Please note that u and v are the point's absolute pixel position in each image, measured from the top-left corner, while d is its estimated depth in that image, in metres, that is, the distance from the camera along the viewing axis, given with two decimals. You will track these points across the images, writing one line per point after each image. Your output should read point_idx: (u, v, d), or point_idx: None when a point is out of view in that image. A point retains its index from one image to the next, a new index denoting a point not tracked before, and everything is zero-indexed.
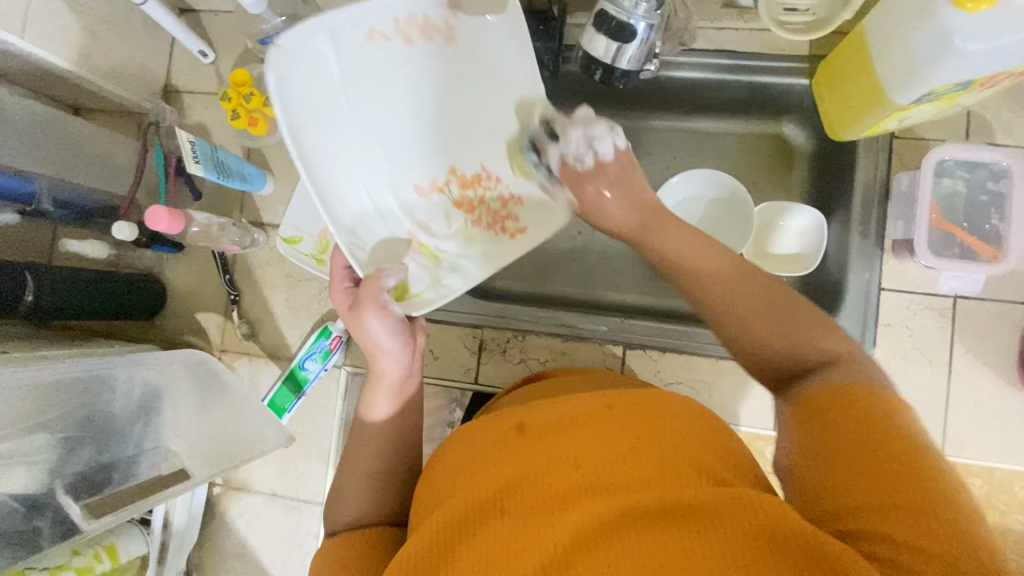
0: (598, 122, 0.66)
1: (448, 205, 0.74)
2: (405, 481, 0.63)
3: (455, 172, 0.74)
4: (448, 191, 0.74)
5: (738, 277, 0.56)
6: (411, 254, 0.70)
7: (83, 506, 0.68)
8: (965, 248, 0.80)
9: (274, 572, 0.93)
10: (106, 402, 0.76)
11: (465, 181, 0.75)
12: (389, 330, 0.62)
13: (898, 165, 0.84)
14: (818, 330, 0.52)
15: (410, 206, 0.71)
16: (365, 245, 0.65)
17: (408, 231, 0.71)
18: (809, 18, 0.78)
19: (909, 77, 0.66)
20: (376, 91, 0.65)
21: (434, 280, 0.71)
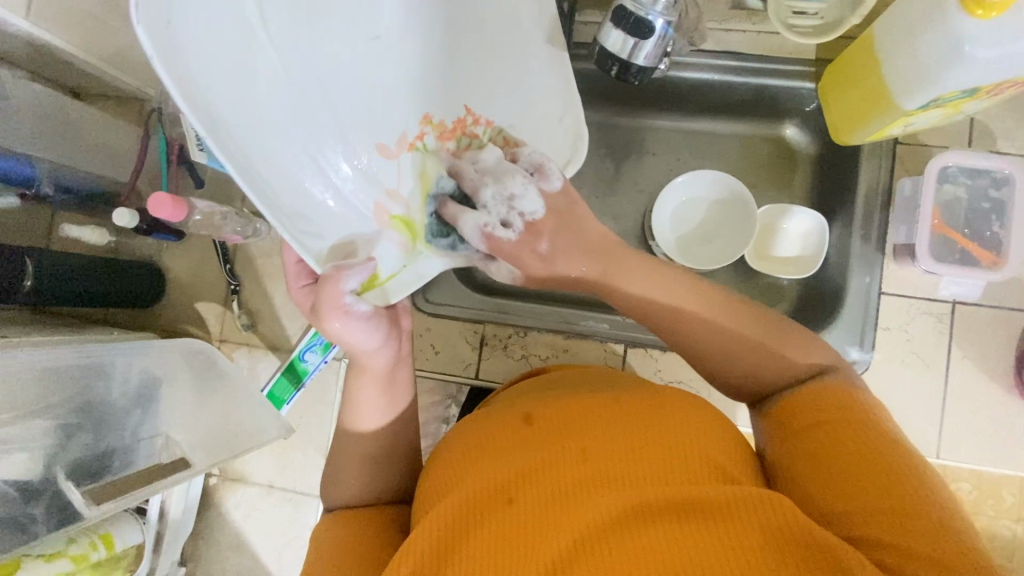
0: (511, 175, 0.66)
1: (420, 161, 0.67)
2: (405, 468, 0.64)
3: (431, 123, 0.67)
4: (422, 145, 0.67)
5: (710, 296, 0.58)
6: (382, 230, 0.64)
7: (84, 492, 0.68)
8: (966, 253, 0.81)
9: (269, 564, 0.92)
10: (104, 389, 0.76)
11: (443, 131, 0.68)
12: (359, 329, 0.58)
13: (902, 170, 0.84)
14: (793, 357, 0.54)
15: (376, 176, 0.63)
16: (324, 236, 0.59)
17: (374, 204, 0.63)
18: (818, 22, 0.79)
19: (915, 84, 0.66)
20: (309, 57, 0.56)
21: (405, 261, 0.66)
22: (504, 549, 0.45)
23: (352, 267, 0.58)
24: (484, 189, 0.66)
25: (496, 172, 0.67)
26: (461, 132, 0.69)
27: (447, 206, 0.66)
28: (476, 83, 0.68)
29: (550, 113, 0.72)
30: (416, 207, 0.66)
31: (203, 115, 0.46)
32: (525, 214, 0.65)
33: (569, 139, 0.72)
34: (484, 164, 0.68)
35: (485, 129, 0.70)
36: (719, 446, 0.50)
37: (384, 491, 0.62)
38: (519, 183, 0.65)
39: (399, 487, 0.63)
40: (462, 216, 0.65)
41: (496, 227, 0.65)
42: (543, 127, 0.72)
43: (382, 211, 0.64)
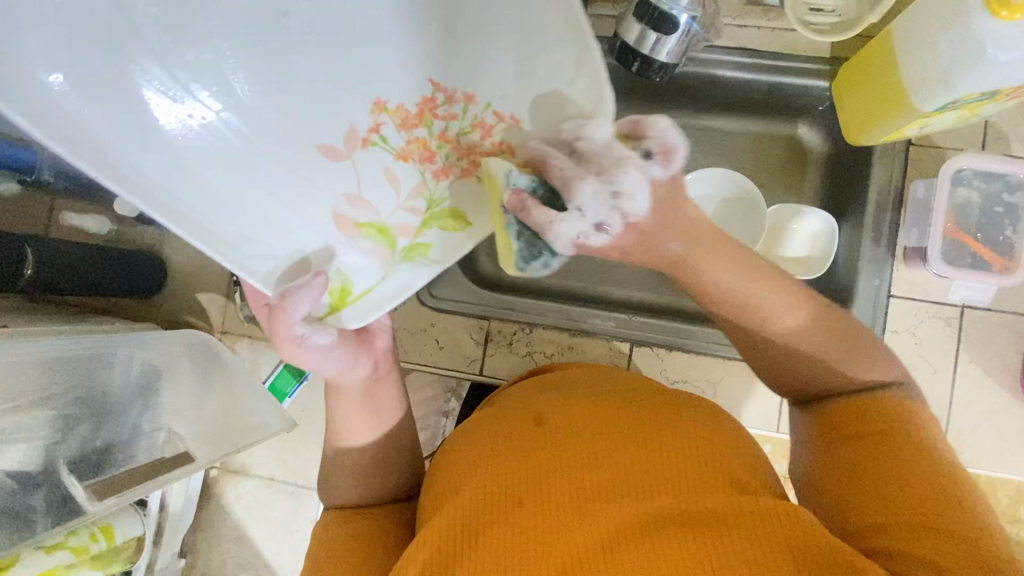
0: (624, 169, 0.52)
1: (387, 157, 0.60)
2: (410, 464, 0.64)
3: (386, 109, 0.59)
4: (382, 138, 0.60)
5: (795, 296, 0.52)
6: (348, 241, 0.59)
7: (89, 487, 0.67)
8: (977, 258, 0.80)
9: (269, 556, 0.92)
10: (104, 379, 0.75)
11: (408, 119, 0.59)
12: (317, 358, 0.56)
13: (915, 172, 0.83)
14: (820, 341, 0.51)
15: (328, 181, 0.59)
16: (275, 257, 0.55)
17: (334, 213, 0.58)
18: (836, 19, 0.77)
19: (933, 84, 0.65)
20: (230, 71, 0.53)
21: (383, 272, 0.59)
22: (514, 554, 0.45)
23: (298, 294, 0.53)
24: (585, 183, 0.53)
25: (606, 161, 0.52)
26: (428, 113, 0.59)
27: (532, 205, 0.53)
28: (456, 55, 0.56)
29: (562, 74, 0.52)
30: (390, 208, 0.60)
31: (117, 179, 0.44)
32: (630, 214, 0.54)
33: (595, 90, 0.51)
34: (589, 148, 0.52)
35: (466, 103, 0.58)
36: (732, 451, 0.49)
37: (388, 490, 0.62)
38: (633, 179, 0.53)
39: (402, 486, 0.63)
40: (555, 225, 0.53)
41: (593, 234, 0.55)
42: (562, 97, 0.53)
43: (343, 217, 0.59)
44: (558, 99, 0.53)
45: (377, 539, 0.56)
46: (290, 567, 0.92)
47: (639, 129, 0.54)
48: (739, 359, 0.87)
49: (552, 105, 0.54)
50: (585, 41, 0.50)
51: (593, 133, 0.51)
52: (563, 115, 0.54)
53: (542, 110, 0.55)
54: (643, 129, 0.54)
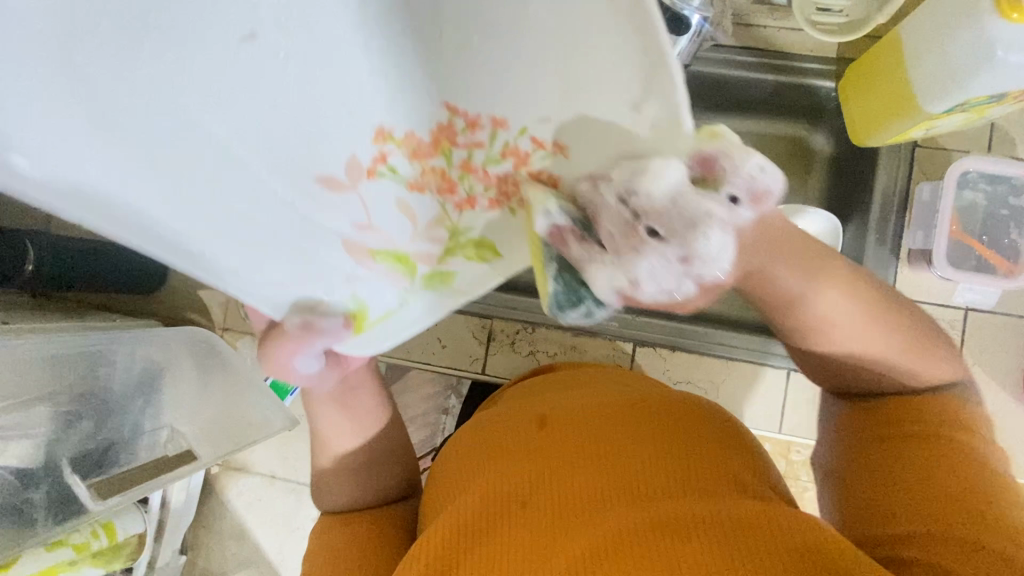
0: (702, 228, 0.40)
1: (398, 189, 0.46)
2: (404, 465, 0.65)
3: (393, 137, 0.44)
4: (389, 165, 0.45)
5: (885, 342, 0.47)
6: (367, 272, 0.47)
7: (91, 484, 0.67)
8: (981, 261, 0.80)
9: (270, 553, 0.92)
10: (106, 376, 0.75)
11: (416, 145, 0.44)
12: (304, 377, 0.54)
13: (920, 174, 0.83)
14: (879, 334, 0.46)
15: (332, 217, 0.44)
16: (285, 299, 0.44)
17: (345, 244, 0.45)
18: (843, 20, 0.77)
19: (941, 84, 0.64)
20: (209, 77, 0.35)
21: (404, 297, 0.49)
22: (514, 555, 0.44)
23: (324, 333, 0.47)
24: (644, 258, 0.41)
25: (677, 217, 0.39)
26: (446, 142, 0.44)
27: (572, 240, 0.41)
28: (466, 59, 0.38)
29: (621, 95, 0.35)
30: (408, 236, 0.47)
31: (132, 232, 0.32)
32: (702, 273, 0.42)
33: (670, 124, 0.35)
34: (649, 202, 0.38)
35: (494, 127, 0.41)
36: (738, 464, 0.49)
37: (381, 488, 0.63)
38: (714, 243, 0.40)
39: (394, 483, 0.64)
40: (596, 274, 0.42)
41: (651, 289, 0.42)
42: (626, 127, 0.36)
43: (351, 249, 0.46)
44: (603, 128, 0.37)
45: (363, 536, 0.57)
46: (291, 565, 0.91)
47: (713, 163, 0.39)
48: (742, 359, 0.87)
49: (605, 134, 0.37)
50: (660, 61, 0.32)
51: (652, 181, 0.37)
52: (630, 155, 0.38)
53: (600, 136, 0.38)
54: (716, 156, 0.38)
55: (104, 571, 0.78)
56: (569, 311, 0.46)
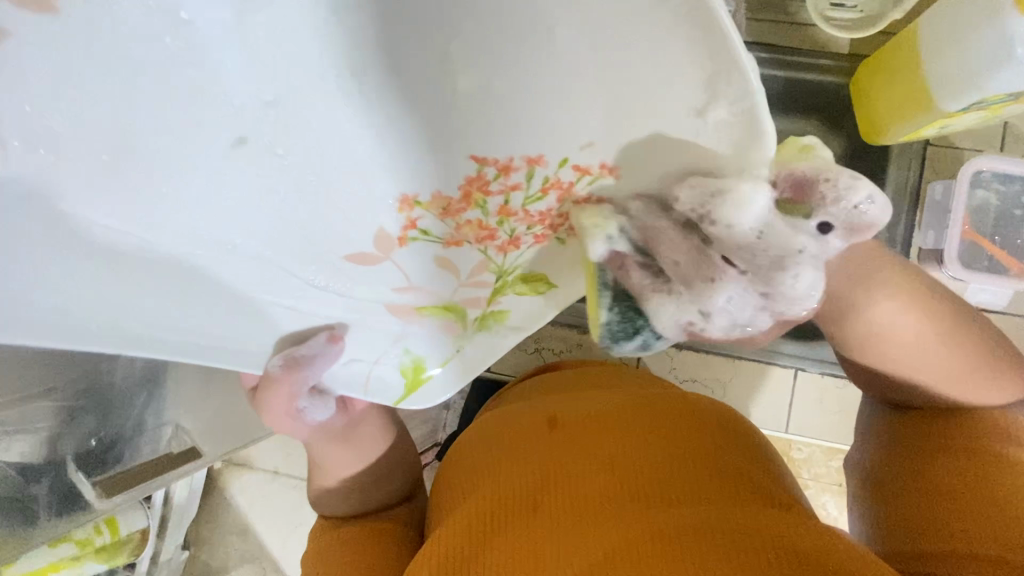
0: (791, 268, 0.45)
1: (434, 247, 0.58)
2: (404, 471, 0.67)
3: (417, 203, 0.58)
4: (426, 230, 0.58)
5: (953, 354, 0.49)
6: (409, 326, 0.58)
7: (95, 484, 0.69)
8: (993, 261, 0.80)
9: (274, 548, 0.92)
10: (107, 372, 0.65)
11: (449, 207, 0.56)
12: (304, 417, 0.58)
13: (932, 173, 0.83)
14: (949, 362, 0.49)
15: (373, 286, 0.58)
16: (294, 348, 0.53)
17: (388, 305, 0.58)
18: (857, 15, 0.76)
19: (960, 84, 0.63)
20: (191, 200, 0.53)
21: (458, 344, 0.59)
22: (523, 557, 0.44)
23: (308, 359, 0.53)
24: (720, 290, 0.46)
25: (764, 256, 0.45)
26: (479, 194, 0.55)
27: (635, 269, 0.48)
28: (484, 112, 0.51)
29: (682, 104, 0.42)
30: (452, 287, 0.58)
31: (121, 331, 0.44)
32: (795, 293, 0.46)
33: (743, 126, 0.41)
34: (727, 234, 0.45)
35: (531, 166, 0.51)
36: (753, 466, 0.50)
37: (384, 489, 0.65)
38: (805, 278, 0.45)
39: (396, 485, 0.66)
40: (660, 305, 0.48)
41: (719, 322, 0.48)
42: (686, 131, 0.43)
43: (398, 307, 0.58)
44: (660, 148, 0.45)
45: (365, 540, 0.59)
46: (294, 561, 0.91)
47: (809, 187, 0.44)
48: (749, 358, 0.86)
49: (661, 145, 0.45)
50: (728, 66, 0.38)
51: (732, 213, 0.44)
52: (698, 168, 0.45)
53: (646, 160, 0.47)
54: (812, 179, 0.44)
55: (108, 565, 0.79)
56: (625, 342, 0.52)
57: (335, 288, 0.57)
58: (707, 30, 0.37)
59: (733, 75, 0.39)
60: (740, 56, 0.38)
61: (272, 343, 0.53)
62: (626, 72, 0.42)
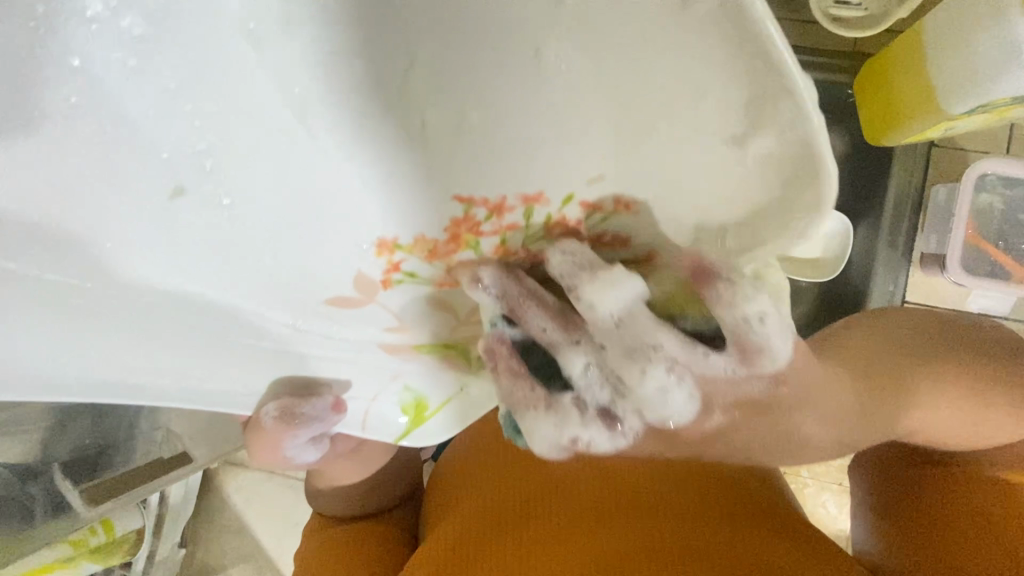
0: (642, 362, 0.41)
1: (420, 288, 0.48)
2: (399, 476, 0.66)
3: (397, 247, 0.46)
4: (408, 273, 0.47)
5: (974, 410, 0.48)
6: (402, 366, 0.53)
7: (82, 493, 0.71)
8: (997, 266, 0.78)
9: (270, 547, 0.92)
10: None
11: (431, 250, 0.45)
12: (306, 454, 0.57)
13: (936, 175, 0.82)
14: (956, 407, 0.47)
15: (358, 330, 0.51)
16: (303, 392, 0.51)
17: (381, 343, 0.51)
18: (861, 13, 0.73)
19: (964, 86, 0.61)
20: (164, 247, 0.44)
21: (462, 382, 0.53)
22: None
23: (311, 415, 0.51)
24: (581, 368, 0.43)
25: (621, 342, 0.41)
26: (469, 235, 0.43)
27: (505, 369, 0.45)
28: (457, 142, 0.39)
29: (710, 135, 0.32)
30: (450, 326, 0.51)
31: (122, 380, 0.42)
32: (663, 405, 0.43)
33: (791, 163, 0.31)
34: (594, 317, 0.41)
35: (528, 206, 0.40)
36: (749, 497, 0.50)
37: (368, 503, 0.64)
38: (655, 377, 0.41)
39: (381, 497, 0.65)
40: (536, 422, 0.45)
41: (594, 422, 0.44)
42: (719, 164, 0.33)
43: (392, 347, 0.52)
44: (687, 185, 0.35)
45: (357, 565, 0.58)
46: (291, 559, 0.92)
47: (710, 275, 0.38)
48: None
49: (686, 180, 0.35)
50: (778, 93, 0.28)
51: (601, 293, 0.40)
52: (736, 205, 0.35)
53: (673, 196, 0.36)
54: (720, 271, 0.37)
55: (102, 566, 0.79)
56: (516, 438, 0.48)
57: (319, 330, 0.50)
58: (744, 44, 0.27)
59: (779, 103, 0.29)
60: (791, 78, 0.28)
61: (259, 395, 0.49)
62: (627, 88, 0.31)
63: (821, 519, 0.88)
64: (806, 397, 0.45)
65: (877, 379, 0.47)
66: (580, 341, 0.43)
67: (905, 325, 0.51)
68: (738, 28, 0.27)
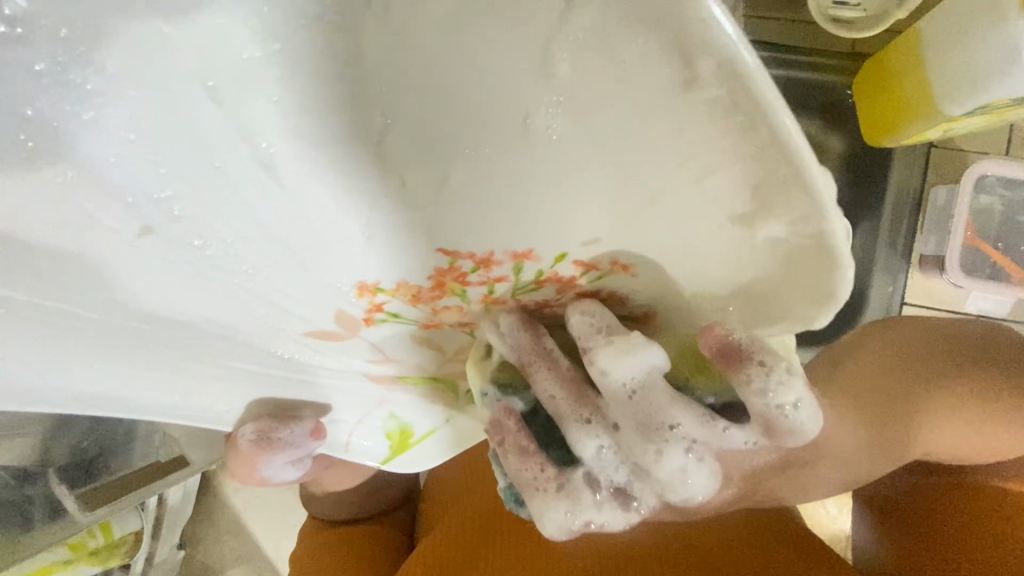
0: (659, 442, 0.36)
1: (404, 329, 0.42)
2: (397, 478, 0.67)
3: (380, 289, 0.36)
4: (391, 314, 0.39)
5: (979, 418, 0.50)
6: (389, 396, 0.51)
7: (78, 496, 0.71)
8: (996, 268, 0.80)
9: (269, 549, 0.92)
10: None
11: (416, 296, 0.37)
12: (284, 475, 0.57)
13: (935, 177, 0.82)
14: (962, 420, 0.50)
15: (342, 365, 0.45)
16: (280, 415, 0.50)
17: (368, 375, 0.48)
18: (861, 13, 0.72)
19: (962, 87, 0.61)
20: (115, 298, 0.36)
21: (450, 415, 0.53)
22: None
23: (287, 437, 0.51)
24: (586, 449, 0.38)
25: (638, 419, 0.37)
26: (456, 284, 0.36)
27: (512, 446, 0.41)
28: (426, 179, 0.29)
29: (716, 210, 0.28)
30: (438, 361, 0.47)
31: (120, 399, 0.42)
32: (687, 483, 0.38)
33: (805, 244, 0.28)
34: (607, 386, 0.37)
35: (517, 261, 0.34)
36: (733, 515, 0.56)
37: (370, 505, 0.65)
38: (676, 461, 0.37)
39: (379, 500, 0.66)
40: (545, 508, 0.40)
41: (608, 506, 0.39)
42: (722, 240, 0.29)
43: (378, 377, 0.48)
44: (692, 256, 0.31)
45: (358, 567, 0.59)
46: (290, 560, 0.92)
47: (736, 355, 0.34)
48: None
49: (684, 251, 0.31)
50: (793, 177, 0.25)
51: (616, 361, 0.36)
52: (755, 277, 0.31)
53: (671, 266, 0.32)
54: (746, 350, 0.34)
55: (102, 567, 0.80)
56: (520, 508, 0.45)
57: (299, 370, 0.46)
58: (755, 130, 0.23)
59: (794, 185, 0.25)
60: (806, 166, 0.24)
61: (238, 416, 0.49)
62: (623, 167, 0.27)
63: (821, 520, 0.88)
64: (824, 451, 0.43)
65: (892, 404, 0.47)
66: (590, 420, 0.38)
67: (922, 340, 0.50)
68: (747, 115, 0.23)
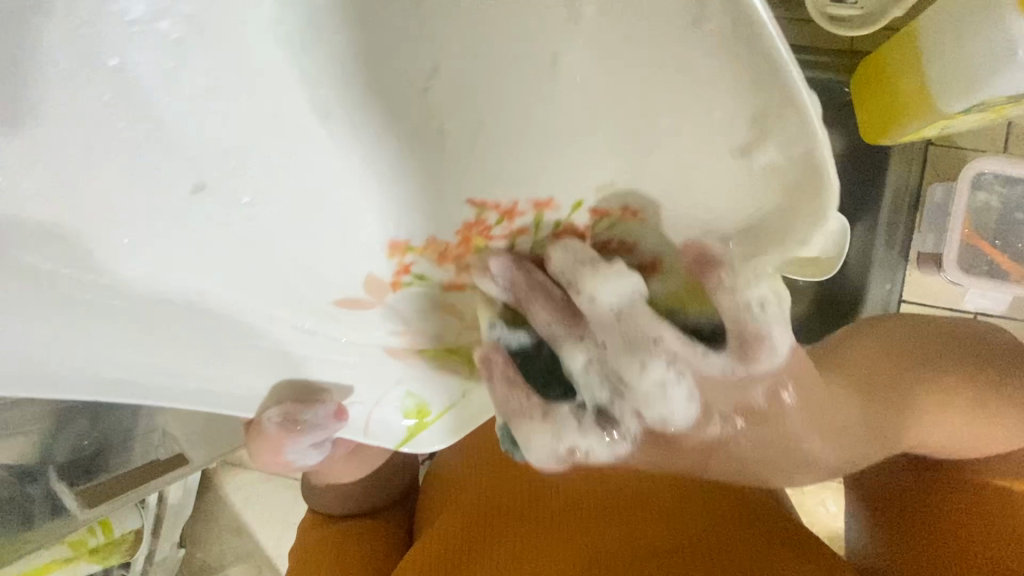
0: (643, 356, 0.40)
1: (425, 291, 0.48)
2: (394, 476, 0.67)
3: (408, 249, 0.46)
4: (418, 277, 0.47)
5: (972, 419, 0.50)
6: (404, 372, 0.51)
7: (78, 494, 0.71)
8: (994, 265, 0.80)
9: (268, 547, 0.93)
10: None
11: (438, 250, 0.45)
12: (306, 460, 0.56)
13: (932, 174, 0.82)
14: (955, 419, 0.50)
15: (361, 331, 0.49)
16: (304, 396, 0.49)
17: (386, 346, 0.50)
18: (856, 11, 0.72)
19: (960, 82, 0.61)
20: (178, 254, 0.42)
21: (462, 388, 0.51)
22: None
23: (312, 419, 0.49)
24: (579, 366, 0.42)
25: (627, 335, 0.40)
26: (478, 239, 0.44)
27: (499, 378, 0.44)
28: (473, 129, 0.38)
29: (720, 141, 0.31)
30: (454, 330, 0.50)
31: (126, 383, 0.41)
32: (668, 400, 0.42)
33: (803, 172, 0.30)
34: (593, 310, 0.41)
35: (538, 211, 0.41)
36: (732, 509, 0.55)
37: (366, 503, 0.65)
38: (655, 373, 0.41)
39: (376, 497, 0.66)
40: (530, 429, 0.44)
41: (592, 429, 0.44)
42: (728, 175, 0.33)
43: (394, 349, 0.50)
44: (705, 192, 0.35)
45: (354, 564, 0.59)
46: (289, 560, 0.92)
47: (710, 263, 0.37)
48: None
49: (693, 184, 0.35)
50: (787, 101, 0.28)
51: (601, 285, 0.40)
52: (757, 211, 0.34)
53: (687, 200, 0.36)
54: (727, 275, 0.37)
55: (102, 565, 0.81)
56: (514, 451, 0.47)
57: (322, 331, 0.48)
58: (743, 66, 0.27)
59: (787, 110, 0.28)
60: (797, 90, 0.27)
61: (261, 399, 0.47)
62: (635, 100, 0.32)
63: (821, 519, 0.88)
64: (798, 420, 0.46)
65: (876, 392, 0.48)
66: (582, 337, 0.42)
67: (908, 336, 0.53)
68: (743, 39, 0.26)
